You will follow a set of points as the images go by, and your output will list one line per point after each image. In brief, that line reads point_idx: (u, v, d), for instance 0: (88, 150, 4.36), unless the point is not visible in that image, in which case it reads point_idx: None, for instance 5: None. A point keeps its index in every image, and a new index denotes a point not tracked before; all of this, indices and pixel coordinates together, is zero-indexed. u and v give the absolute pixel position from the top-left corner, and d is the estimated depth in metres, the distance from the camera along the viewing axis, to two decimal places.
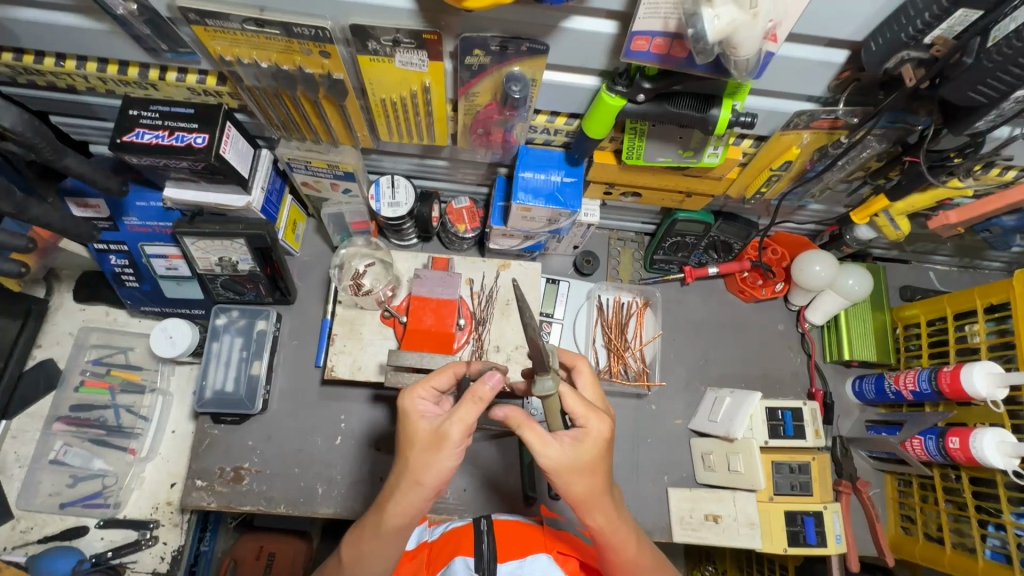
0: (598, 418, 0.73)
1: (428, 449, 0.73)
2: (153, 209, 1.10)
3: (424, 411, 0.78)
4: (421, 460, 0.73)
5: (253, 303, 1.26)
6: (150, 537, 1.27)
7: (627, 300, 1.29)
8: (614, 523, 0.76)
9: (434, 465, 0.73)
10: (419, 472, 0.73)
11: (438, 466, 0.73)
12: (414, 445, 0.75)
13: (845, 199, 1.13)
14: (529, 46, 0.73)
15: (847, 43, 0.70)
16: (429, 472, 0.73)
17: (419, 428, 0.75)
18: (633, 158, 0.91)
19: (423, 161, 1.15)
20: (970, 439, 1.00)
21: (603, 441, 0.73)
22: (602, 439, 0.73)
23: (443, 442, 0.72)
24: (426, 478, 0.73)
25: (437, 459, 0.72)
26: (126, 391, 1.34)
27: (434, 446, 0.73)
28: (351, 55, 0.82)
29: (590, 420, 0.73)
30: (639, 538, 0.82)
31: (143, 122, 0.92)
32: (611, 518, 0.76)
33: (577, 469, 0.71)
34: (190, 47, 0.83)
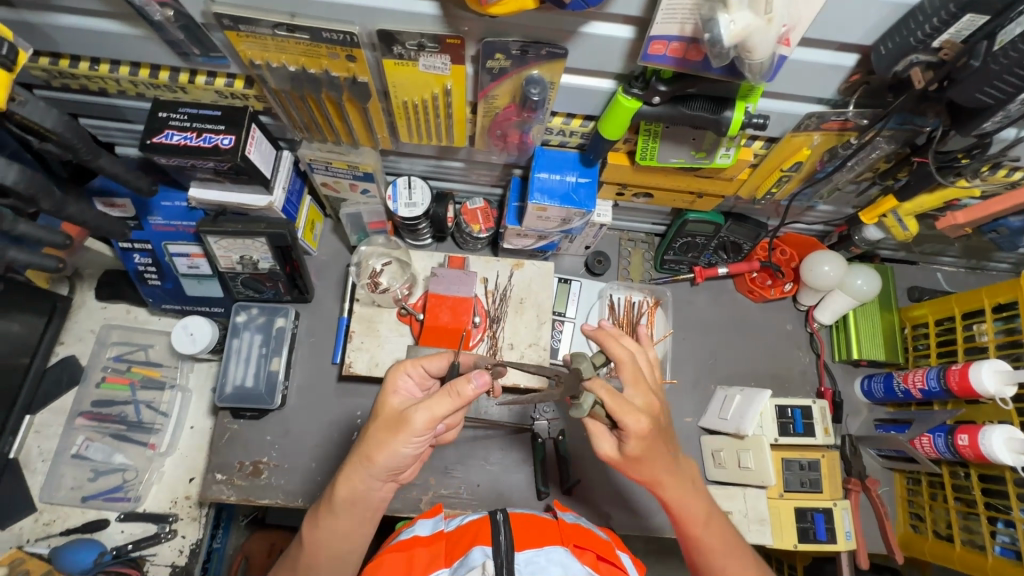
0: (631, 415, 0.77)
1: (391, 426, 0.83)
2: (177, 208, 1.13)
3: (402, 387, 0.89)
4: (380, 438, 0.82)
5: (272, 301, 1.29)
6: (169, 531, 1.30)
7: (639, 299, 1.31)
8: (681, 499, 0.87)
9: (389, 444, 0.82)
10: (373, 449, 0.82)
11: (393, 448, 0.82)
12: (381, 422, 0.84)
13: (854, 200, 1.15)
14: (549, 50, 0.76)
15: (857, 47, 0.73)
16: (382, 453, 0.82)
17: (391, 405, 0.86)
18: (647, 159, 0.94)
19: (439, 163, 1.19)
20: (979, 436, 1.01)
21: (643, 433, 0.78)
22: (636, 432, 0.78)
23: (404, 425, 0.81)
24: (377, 458, 0.82)
25: (391, 441, 0.81)
26: (146, 388, 1.37)
27: (396, 427, 0.82)
28: (375, 60, 0.85)
29: (620, 418, 0.77)
30: (716, 521, 0.91)
31: (172, 124, 0.96)
32: (676, 497, 0.87)
33: (635, 453, 0.81)
34: (221, 52, 0.86)
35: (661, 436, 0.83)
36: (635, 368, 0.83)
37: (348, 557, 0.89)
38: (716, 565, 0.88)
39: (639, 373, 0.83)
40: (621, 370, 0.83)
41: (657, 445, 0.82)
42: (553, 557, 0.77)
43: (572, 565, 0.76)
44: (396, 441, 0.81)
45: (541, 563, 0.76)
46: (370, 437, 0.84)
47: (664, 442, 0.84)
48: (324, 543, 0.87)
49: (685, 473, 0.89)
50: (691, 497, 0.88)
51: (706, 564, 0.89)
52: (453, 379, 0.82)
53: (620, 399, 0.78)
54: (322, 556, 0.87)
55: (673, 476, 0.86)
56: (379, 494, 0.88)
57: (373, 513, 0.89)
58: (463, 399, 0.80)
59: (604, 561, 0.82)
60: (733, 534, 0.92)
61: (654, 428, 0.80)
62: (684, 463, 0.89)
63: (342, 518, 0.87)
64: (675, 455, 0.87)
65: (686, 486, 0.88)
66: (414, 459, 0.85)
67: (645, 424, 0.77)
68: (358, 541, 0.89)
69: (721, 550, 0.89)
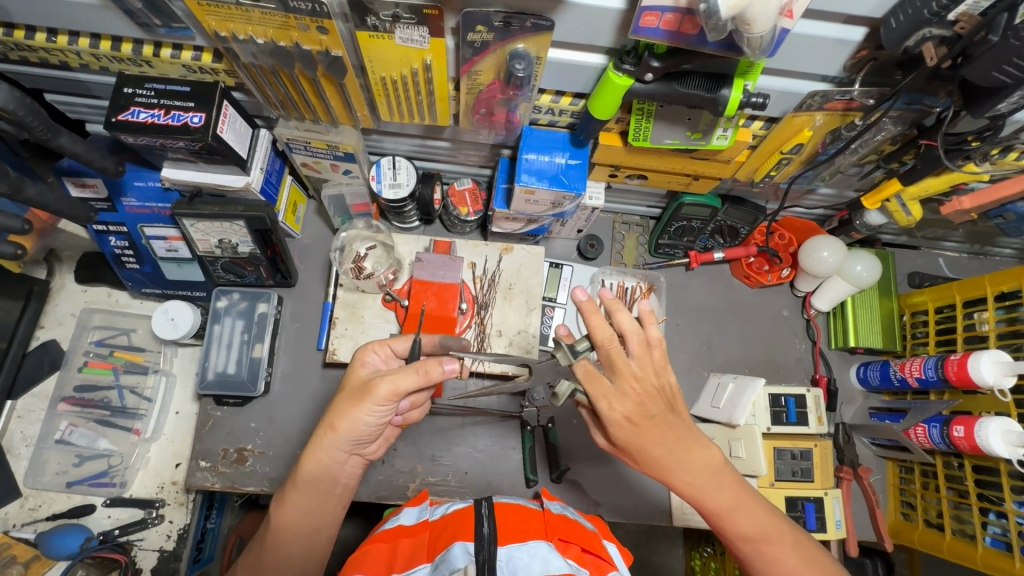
0: (605, 400, 0.79)
1: (354, 397, 0.84)
2: (151, 189, 1.08)
3: (369, 361, 0.89)
4: (345, 408, 0.84)
5: (254, 285, 1.25)
6: (156, 516, 1.29)
7: (631, 285, 1.28)
8: (698, 493, 0.85)
9: (351, 413, 0.83)
10: (338, 418, 0.84)
11: (356, 416, 0.83)
12: (347, 393, 0.85)
13: (857, 183, 1.10)
14: (534, 22, 0.71)
15: (865, 20, 0.67)
16: (345, 420, 0.83)
17: (357, 375, 0.87)
18: (640, 139, 0.89)
19: (425, 142, 1.13)
20: (975, 428, 0.99)
21: (622, 419, 0.79)
22: (611, 419, 0.79)
23: (366, 394, 0.82)
24: (340, 425, 0.84)
25: (356, 410, 0.83)
26: (129, 372, 1.34)
27: (359, 397, 0.83)
28: (349, 32, 0.79)
29: (596, 403, 0.79)
30: (747, 507, 0.87)
31: (138, 100, 0.90)
32: (692, 492, 0.85)
33: (630, 441, 0.81)
34: (184, 22, 0.80)
35: (656, 424, 0.80)
36: (612, 351, 0.80)
37: (316, 536, 0.89)
38: (748, 547, 0.87)
39: (618, 357, 0.80)
40: (601, 351, 0.80)
41: (649, 434, 0.80)
42: (535, 553, 0.76)
43: (554, 561, 0.75)
44: (361, 408, 0.83)
45: (523, 560, 0.75)
46: (336, 405, 0.86)
47: (664, 429, 0.81)
48: (292, 527, 0.87)
49: (701, 463, 0.84)
50: (709, 490, 0.85)
51: (743, 551, 0.87)
52: (426, 360, 0.83)
53: (597, 382, 0.79)
54: (289, 538, 0.87)
55: (681, 469, 0.83)
56: (344, 468, 0.90)
57: (341, 489, 0.91)
58: (432, 378, 0.81)
59: (589, 553, 0.80)
60: (769, 516, 0.88)
61: (638, 417, 0.80)
62: (698, 455, 0.84)
63: (306, 499, 0.87)
64: (684, 446, 0.83)
65: (700, 478, 0.84)
66: (378, 427, 0.87)
67: (619, 412, 0.79)
68: (325, 522, 0.89)
69: (757, 537, 0.86)
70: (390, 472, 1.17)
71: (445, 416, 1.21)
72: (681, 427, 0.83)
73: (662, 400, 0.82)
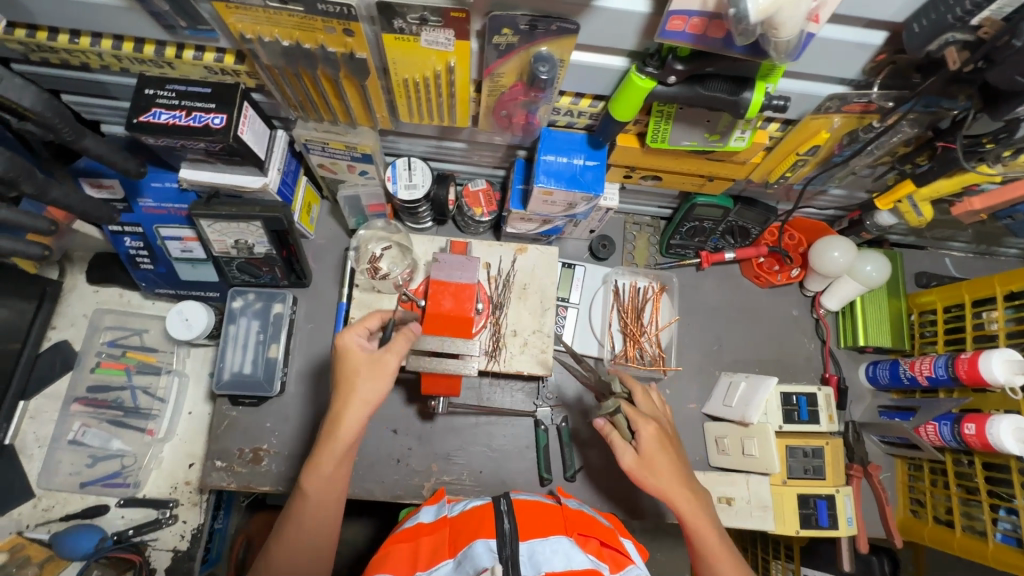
0: (642, 420, 0.95)
1: (367, 375, 0.89)
2: (168, 190, 1.08)
3: (359, 342, 0.92)
4: (371, 382, 0.89)
5: (268, 286, 1.26)
6: (169, 516, 1.29)
7: (644, 284, 1.29)
8: (700, 522, 0.92)
9: (383, 384, 0.89)
10: (370, 391, 0.89)
11: (384, 386, 0.89)
12: (362, 370, 0.89)
13: (869, 184, 1.11)
14: (559, 25, 0.72)
15: (887, 24, 0.68)
16: (377, 390, 0.89)
17: (360, 359, 0.90)
18: (658, 141, 0.91)
19: (440, 144, 1.14)
20: (986, 426, 1.00)
21: (653, 437, 0.94)
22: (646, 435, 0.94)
23: (387, 366, 0.90)
24: (372, 397, 0.89)
25: (384, 379, 0.89)
26: (142, 373, 1.34)
27: (378, 370, 0.89)
28: (374, 35, 0.80)
29: (636, 421, 0.95)
30: (734, 554, 0.92)
31: (159, 102, 0.91)
32: (694, 519, 0.92)
33: (651, 460, 0.93)
34: (210, 24, 0.81)
35: (676, 451, 0.96)
36: (647, 394, 1.02)
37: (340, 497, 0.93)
38: None
39: (650, 399, 1.02)
40: (636, 392, 1.02)
41: (669, 455, 0.94)
42: (558, 548, 0.76)
43: (575, 556, 0.75)
44: (382, 381, 0.89)
45: (545, 555, 0.75)
46: (350, 385, 0.89)
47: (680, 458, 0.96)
48: (329, 493, 0.89)
49: (705, 497, 0.95)
50: (709, 520, 0.93)
51: None
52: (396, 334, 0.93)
53: (636, 408, 0.97)
54: (325, 503, 0.89)
55: (691, 493, 0.94)
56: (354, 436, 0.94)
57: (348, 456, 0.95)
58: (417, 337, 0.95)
59: (608, 547, 0.82)
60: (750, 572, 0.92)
61: (663, 440, 0.95)
62: (702, 491, 0.96)
63: (341, 466, 0.90)
64: (694, 478, 0.96)
65: (705, 506, 0.94)
66: None
67: (653, 429, 0.95)
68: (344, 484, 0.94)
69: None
70: (405, 472, 1.18)
71: (459, 416, 1.22)
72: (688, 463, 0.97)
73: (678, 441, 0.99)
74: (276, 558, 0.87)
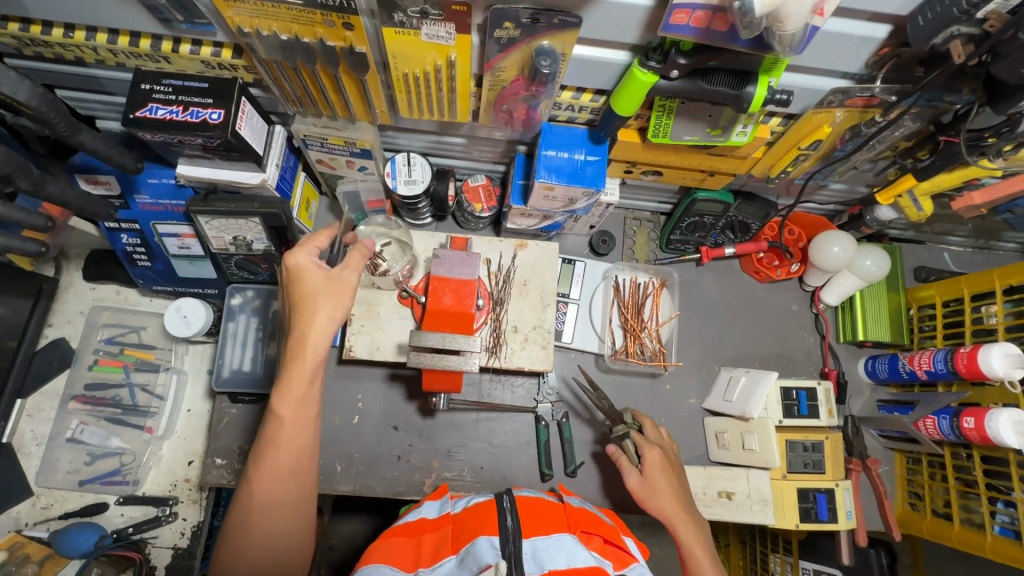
0: (647, 446, 1.03)
1: (327, 293, 0.86)
2: (165, 186, 1.06)
3: (312, 263, 0.88)
4: (334, 299, 0.86)
5: (267, 282, 1.25)
6: (169, 514, 1.29)
7: (644, 280, 1.28)
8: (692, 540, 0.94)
9: (346, 300, 0.88)
10: (334, 308, 0.86)
11: (347, 301, 0.88)
12: (322, 287, 0.86)
13: (869, 179, 1.11)
14: (561, 18, 0.71)
15: (891, 18, 0.68)
16: (340, 307, 0.87)
17: (317, 278, 0.87)
18: (659, 136, 0.90)
19: (440, 139, 1.13)
20: (985, 419, 1.01)
21: (655, 461, 1.02)
22: (650, 460, 1.02)
23: (346, 283, 0.88)
24: (337, 314, 0.87)
25: (344, 295, 0.88)
26: (140, 370, 1.33)
27: (339, 288, 0.87)
28: (374, 28, 0.79)
29: (642, 448, 1.03)
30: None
31: (156, 97, 0.90)
32: (687, 538, 0.95)
33: (651, 481, 1.01)
34: (206, 18, 0.80)
35: (675, 478, 1.02)
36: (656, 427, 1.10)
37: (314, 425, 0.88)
38: None
39: (659, 433, 1.09)
40: (646, 425, 1.09)
41: (667, 479, 1.01)
42: (561, 545, 0.77)
43: (579, 553, 0.76)
44: (343, 298, 0.88)
45: (548, 552, 0.75)
46: (311, 304, 0.86)
47: (680, 486, 1.02)
48: (303, 415, 0.85)
49: (701, 526, 0.98)
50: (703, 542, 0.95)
51: None
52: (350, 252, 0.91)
53: (643, 437, 1.05)
54: (300, 430, 0.84)
55: (689, 516, 0.98)
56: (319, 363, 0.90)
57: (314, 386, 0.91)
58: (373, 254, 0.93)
59: (611, 545, 0.82)
60: None
61: (665, 466, 1.02)
62: (700, 519, 0.99)
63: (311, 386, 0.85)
64: (690, 504, 1.00)
65: (701, 532, 0.96)
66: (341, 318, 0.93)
67: (656, 455, 1.02)
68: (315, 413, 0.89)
69: None
70: (405, 468, 1.18)
71: (459, 412, 1.22)
72: (686, 490, 1.02)
73: (680, 473, 1.04)
74: (260, 491, 0.81)
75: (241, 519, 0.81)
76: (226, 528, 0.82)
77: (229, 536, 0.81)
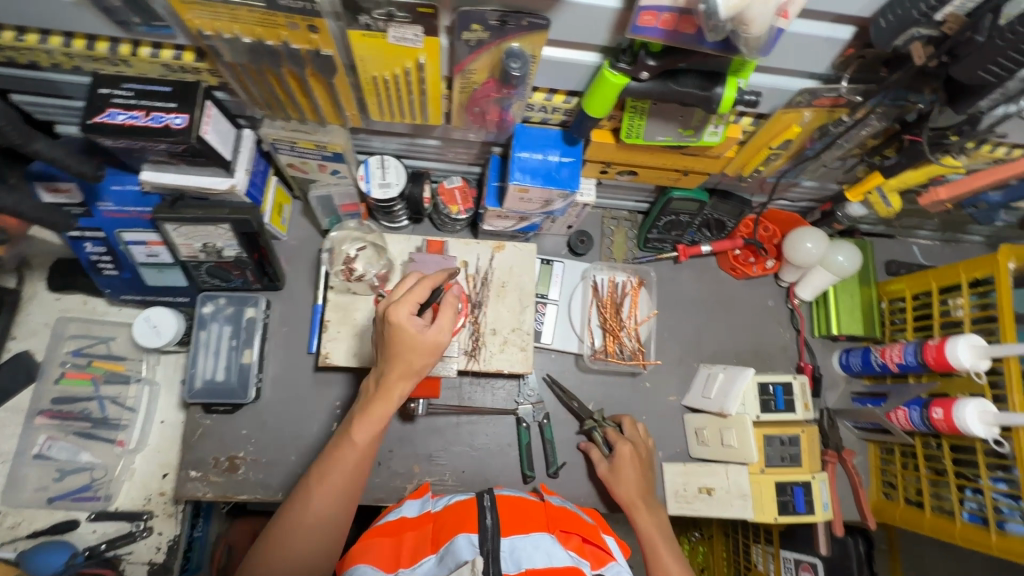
0: (617, 440, 1.13)
1: (419, 356, 0.86)
2: (129, 193, 1.04)
3: (413, 325, 0.85)
4: (424, 358, 0.87)
5: (240, 289, 1.22)
6: (144, 528, 1.26)
7: (622, 279, 1.28)
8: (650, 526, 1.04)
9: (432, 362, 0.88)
10: (422, 365, 0.88)
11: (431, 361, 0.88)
12: (417, 350, 0.85)
13: (839, 176, 1.13)
14: (530, 20, 0.70)
15: (854, 19, 0.69)
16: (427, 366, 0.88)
17: (415, 341, 0.85)
18: (633, 137, 0.90)
19: (414, 141, 1.12)
20: (953, 410, 1.03)
21: (625, 455, 1.11)
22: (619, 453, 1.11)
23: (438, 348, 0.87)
24: (422, 370, 0.89)
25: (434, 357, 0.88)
26: (109, 382, 1.29)
27: (430, 352, 0.86)
28: (340, 31, 0.78)
29: (614, 442, 1.13)
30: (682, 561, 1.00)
31: (115, 102, 0.87)
32: (645, 523, 1.04)
33: (619, 471, 1.10)
34: (165, 21, 0.77)
35: (641, 469, 1.11)
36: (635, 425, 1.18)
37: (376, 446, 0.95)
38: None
39: (636, 430, 1.18)
40: (625, 424, 1.18)
41: (632, 472, 1.10)
42: (539, 544, 0.77)
43: (557, 553, 0.76)
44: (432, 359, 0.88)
45: (526, 551, 0.76)
46: (401, 354, 0.87)
47: (644, 478, 1.10)
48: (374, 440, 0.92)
49: (660, 514, 1.07)
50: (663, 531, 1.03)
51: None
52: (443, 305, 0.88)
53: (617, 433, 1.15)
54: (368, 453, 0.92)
55: (649, 504, 1.07)
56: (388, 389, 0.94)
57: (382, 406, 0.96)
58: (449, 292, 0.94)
59: (589, 544, 0.83)
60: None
61: (635, 460, 1.11)
62: (659, 507, 1.08)
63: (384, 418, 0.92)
64: (651, 494, 1.09)
65: (659, 520, 1.06)
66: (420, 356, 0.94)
67: (626, 449, 1.11)
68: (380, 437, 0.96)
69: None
70: (386, 474, 1.17)
71: (440, 416, 1.21)
72: (649, 479, 1.11)
73: (647, 465, 1.13)
74: (319, 504, 0.88)
75: (291, 522, 0.87)
76: (276, 521, 0.89)
77: (274, 530, 0.88)
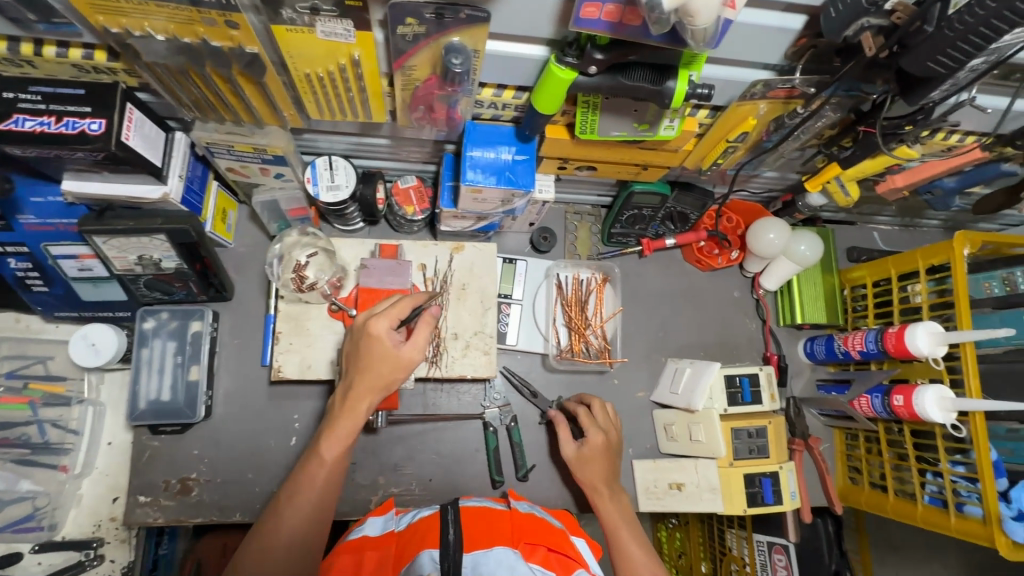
0: (588, 423, 1.10)
1: (390, 370, 0.84)
2: (53, 205, 0.96)
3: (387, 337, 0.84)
4: (390, 372, 0.85)
5: (184, 302, 1.15)
6: (94, 557, 1.20)
7: (586, 276, 1.26)
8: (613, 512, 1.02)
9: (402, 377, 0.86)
10: (392, 380, 0.86)
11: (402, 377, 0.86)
12: (387, 361, 0.84)
13: (799, 166, 1.12)
14: (469, 13, 0.66)
15: (804, 8, 0.66)
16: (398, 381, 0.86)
17: (386, 354, 0.84)
18: (587, 133, 0.87)
19: (362, 140, 1.06)
20: (913, 397, 1.03)
21: (597, 441, 1.08)
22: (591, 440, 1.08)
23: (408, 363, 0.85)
24: (393, 385, 0.86)
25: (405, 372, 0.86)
26: (49, 405, 1.20)
27: (399, 365, 0.84)
28: (264, 25, 0.71)
29: (586, 427, 1.10)
30: (647, 550, 0.98)
31: (21, 107, 0.79)
32: (609, 509, 1.02)
33: (586, 455, 1.08)
34: (67, 18, 0.70)
35: (609, 455, 1.08)
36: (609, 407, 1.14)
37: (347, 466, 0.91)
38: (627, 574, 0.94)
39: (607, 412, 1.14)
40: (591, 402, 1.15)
41: (601, 458, 1.07)
42: (502, 559, 0.73)
43: (520, 568, 0.72)
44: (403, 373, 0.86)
45: (489, 566, 0.72)
46: (372, 367, 0.85)
47: (611, 465, 1.08)
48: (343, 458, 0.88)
49: (624, 500, 1.05)
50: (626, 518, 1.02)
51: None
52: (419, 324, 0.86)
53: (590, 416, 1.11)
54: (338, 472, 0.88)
55: (612, 491, 1.05)
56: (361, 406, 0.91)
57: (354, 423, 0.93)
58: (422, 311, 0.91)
59: (556, 553, 0.79)
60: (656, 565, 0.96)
61: (606, 449, 1.09)
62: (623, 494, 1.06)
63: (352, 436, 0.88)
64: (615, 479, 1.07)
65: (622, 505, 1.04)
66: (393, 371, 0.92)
67: (598, 436, 1.08)
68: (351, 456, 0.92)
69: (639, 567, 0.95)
70: (349, 488, 1.13)
71: (404, 425, 1.17)
72: (614, 464, 1.09)
73: (615, 450, 1.10)
74: (286, 522, 0.83)
75: (260, 546, 0.81)
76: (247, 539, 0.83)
77: (239, 557, 0.81)
